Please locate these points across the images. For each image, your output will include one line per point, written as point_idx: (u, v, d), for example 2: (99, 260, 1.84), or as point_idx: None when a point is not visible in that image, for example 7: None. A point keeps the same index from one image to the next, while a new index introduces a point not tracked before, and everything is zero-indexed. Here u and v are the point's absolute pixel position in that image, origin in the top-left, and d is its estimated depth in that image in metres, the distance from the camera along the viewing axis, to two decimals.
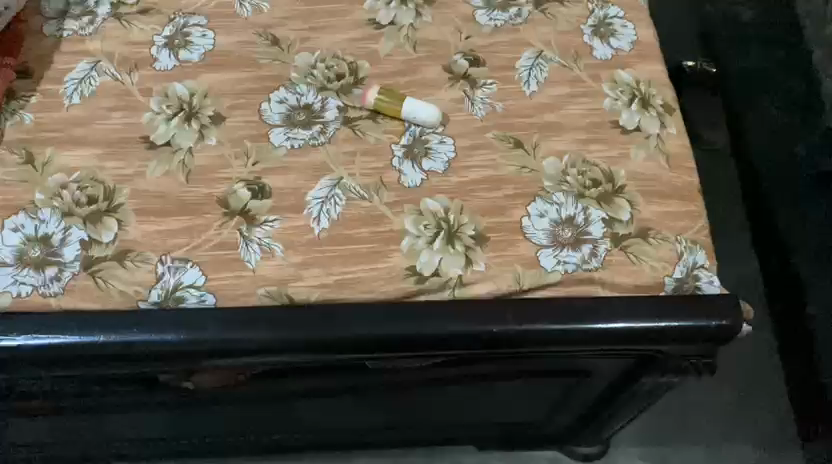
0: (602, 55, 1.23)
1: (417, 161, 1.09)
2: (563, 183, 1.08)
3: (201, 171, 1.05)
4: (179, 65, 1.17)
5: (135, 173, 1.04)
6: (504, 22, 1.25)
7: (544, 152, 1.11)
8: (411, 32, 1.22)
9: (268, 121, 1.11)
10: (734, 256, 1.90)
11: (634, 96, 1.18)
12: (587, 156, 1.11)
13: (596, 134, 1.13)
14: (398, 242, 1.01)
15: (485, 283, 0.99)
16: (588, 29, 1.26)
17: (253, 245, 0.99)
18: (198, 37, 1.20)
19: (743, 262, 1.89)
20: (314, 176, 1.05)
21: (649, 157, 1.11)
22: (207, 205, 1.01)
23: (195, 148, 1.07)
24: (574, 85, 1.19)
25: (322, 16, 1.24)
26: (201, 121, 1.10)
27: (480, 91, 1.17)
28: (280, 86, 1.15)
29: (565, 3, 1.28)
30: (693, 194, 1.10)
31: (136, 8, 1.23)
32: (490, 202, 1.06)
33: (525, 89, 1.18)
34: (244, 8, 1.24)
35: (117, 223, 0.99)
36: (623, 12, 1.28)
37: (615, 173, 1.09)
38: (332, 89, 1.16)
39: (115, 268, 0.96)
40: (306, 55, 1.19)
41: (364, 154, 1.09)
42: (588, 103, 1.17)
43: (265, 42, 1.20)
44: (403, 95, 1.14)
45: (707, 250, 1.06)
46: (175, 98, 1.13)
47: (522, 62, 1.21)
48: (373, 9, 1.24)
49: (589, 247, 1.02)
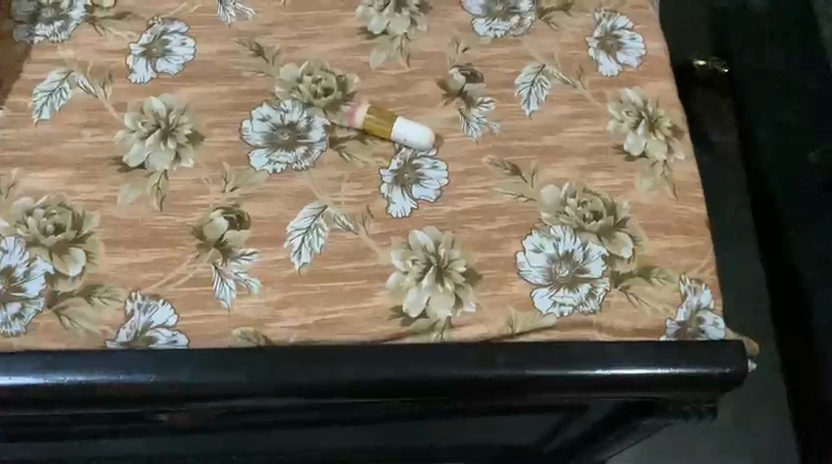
0: (608, 71, 1.15)
1: (406, 188, 1.03)
2: (562, 215, 1.01)
3: (175, 197, 0.98)
4: (156, 77, 1.09)
5: (105, 198, 0.98)
6: (504, 32, 1.18)
7: (543, 180, 1.04)
8: (404, 43, 1.15)
9: (250, 141, 1.04)
10: (735, 260, 1.83)
11: (640, 118, 1.11)
12: (588, 185, 1.04)
13: (599, 161, 1.06)
14: (384, 279, 0.95)
15: (475, 326, 0.93)
16: (593, 42, 1.18)
17: (229, 281, 0.93)
18: (177, 46, 1.13)
19: (744, 269, 1.82)
20: (297, 204, 0.99)
21: (655, 186, 1.04)
22: (181, 235, 0.95)
23: (171, 171, 1.01)
24: (577, 105, 1.11)
25: (310, 23, 1.16)
26: (178, 141, 1.04)
27: (476, 110, 1.10)
28: (263, 102, 1.08)
29: (570, 12, 1.20)
30: (701, 228, 1.04)
31: (112, 12, 1.15)
32: (483, 235, 0.99)
33: (525, 108, 1.11)
34: (227, 14, 1.16)
35: (85, 255, 0.93)
36: (631, 23, 1.21)
37: (617, 204, 1.03)
38: (318, 106, 1.09)
39: (81, 305, 0.91)
40: (292, 66, 1.12)
41: (351, 179, 1.02)
42: (591, 125, 1.09)
43: (248, 51, 1.13)
44: (394, 115, 1.07)
45: (713, 289, 1.00)
46: (150, 114, 1.06)
47: (522, 78, 1.14)
48: (364, 17, 1.17)
49: (587, 288, 0.96)
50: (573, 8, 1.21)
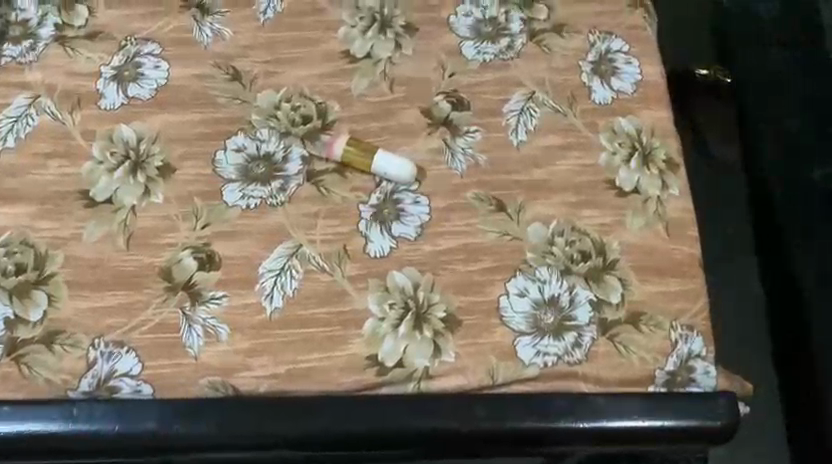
0: (601, 98, 1.10)
1: (386, 225, 0.98)
2: (549, 255, 0.97)
3: (143, 235, 0.94)
4: (127, 103, 1.04)
5: (69, 236, 0.93)
6: (492, 56, 1.13)
7: (529, 217, 0.99)
8: (387, 68, 1.10)
9: (223, 174, 0.99)
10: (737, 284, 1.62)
11: (633, 150, 1.06)
12: (577, 222, 0.99)
13: (589, 196, 1.01)
14: (359, 326, 0.90)
15: (454, 376, 0.89)
16: (587, 66, 1.12)
17: (197, 327, 0.89)
18: (150, 68, 1.07)
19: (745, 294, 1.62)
20: (270, 243, 0.95)
21: (646, 225, 1.00)
22: (148, 278, 0.91)
23: (139, 206, 0.96)
24: (567, 135, 1.06)
25: (290, 45, 1.11)
26: (147, 173, 0.99)
27: (461, 140, 1.06)
28: (238, 130, 1.03)
29: (563, 34, 1.15)
30: (694, 270, 0.99)
31: (83, 32, 1.10)
32: (464, 277, 0.94)
33: (512, 138, 1.06)
34: (203, 34, 1.11)
35: (46, 298, 0.89)
36: (627, 45, 1.15)
37: (607, 244, 0.98)
38: (296, 135, 1.04)
39: (41, 352, 0.87)
40: (271, 92, 1.07)
41: (327, 216, 0.98)
42: (582, 158, 1.04)
43: (224, 75, 1.08)
44: (374, 147, 1.03)
45: (705, 336, 0.95)
46: (120, 144, 1.01)
47: (511, 105, 1.09)
48: (347, 39, 1.12)
49: (573, 336, 0.92)
50: (566, 30, 1.15)
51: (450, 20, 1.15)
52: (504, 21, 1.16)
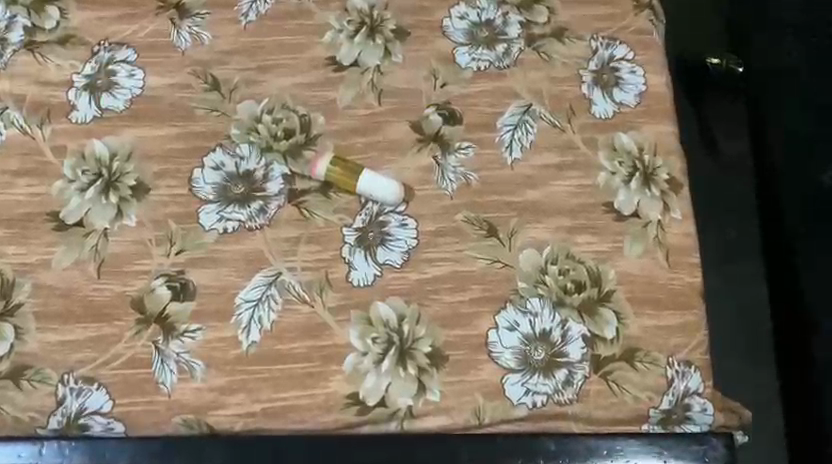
0: (602, 111, 1.03)
1: (370, 251, 0.93)
2: (541, 285, 0.92)
3: (114, 262, 0.90)
4: (100, 115, 0.99)
5: (38, 262, 0.89)
6: (488, 64, 1.06)
7: (522, 243, 0.94)
8: (375, 77, 1.03)
9: (200, 194, 0.94)
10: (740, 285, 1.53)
11: (634, 169, 1.00)
12: (572, 249, 0.94)
13: (585, 221, 0.96)
14: (340, 361, 0.86)
15: (438, 416, 0.85)
16: (587, 75, 1.06)
17: (170, 362, 0.85)
18: (125, 77, 1.02)
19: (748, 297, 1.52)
20: (248, 271, 0.90)
21: (645, 252, 0.95)
22: (119, 308, 0.87)
23: (111, 230, 0.92)
24: (564, 152, 1.01)
25: (273, 51, 1.05)
26: (120, 193, 0.94)
27: (452, 157, 1.00)
28: (217, 146, 0.98)
29: (563, 40, 1.08)
30: (694, 300, 0.94)
31: (54, 36, 1.04)
32: (451, 308, 0.90)
33: (507, 155, 1.00)
34: (180, 39, 1.05)
35: (13, 330, 0.85)
36: (631, 52, 1.08)
37: (603, 273, 0.93)
38: (278, 150, 0.99)
39: (8, 389, 0.83)
40: (251, 103, 1.01)
41: (309, 241, 0.93)
42: (579, 178, 0.99)
43: (203, 85, 1.02)
44: (359, 165, 0.97)
45: (703, 371, 0.91)
46: (92, 161, 0.96)
47: (505, 118, 1.03)
48: (333, 44, 1.05)
49: (564, 374, 0.87)
50: (567, 36, 1.09)
51: (444, 23, 1.09)
52: (500, 25, 1.09)
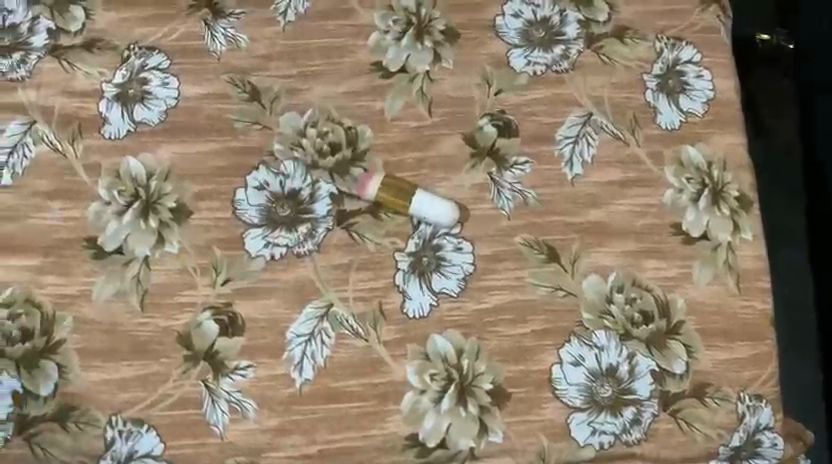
0: (668, 122, 0.97)
1: (425, 278, 0.88)
2: (607, 316, 0.87)
3: (157, 293, 0.85)
4: (134, 129, 0.93)
5: (78, 294, 0.85)
6: (545, 68, 0.99)
7: (584, 269, 0.89)
8: (425, 84, 0.96)
9: (244, 217, 0.89)
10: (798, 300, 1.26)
11: (703, 186, 0.94)
12: (638, 276, 0.89)
13: (651, 244, 0.91)
14: (397, 400, 0.83)
15: (500, 458, 0.82)
16: (651, 80, 0.99)
17: (222, 402, 0.81)
18: (158, 86, 0.95)
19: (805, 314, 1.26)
20: (298, 302, 0.86)
21: (715, 279, 0.90)
22: (166, 345, 0.83)
23: (153, 258, 0.87)
24: (628, 168, 0.94)
25: (314, 55, 0.98)
26: (160, 217, 0.89)
27: (509, 173, 0.94)
28: (260, 163, 0.92)
29: (625, 41, 1.01)
30: (765, 328, 0.89)
31: (81, 40, 0.97)
32: (513, 342, 0.85)
33: (567, 171, 0.94)
34: (215, 42, 0.98)
35: (57, 369, 0.82)
36: (698, 54, 1.01)
37: (671, 302, 0.88)
38: (324, 167, 0.93)
39: (54, 431, 0.80)
40: (294, 115, 0.95)
41: (360, 269, 0.88)
42: (644, 196, 0.93)
43: (241, 94, 0.95)
44: (412, 185, 0.92)
45: (774, 405, 0.87)
46: (128, 180, 0.91)
47: (565, 130, 0.96)
48: (379, 48, 0.98)
49: (632, 412, 0.84)
50: (629, 35, 1.01)
51: (497, 21, 1.01)
52: (558, 24, 1.01)
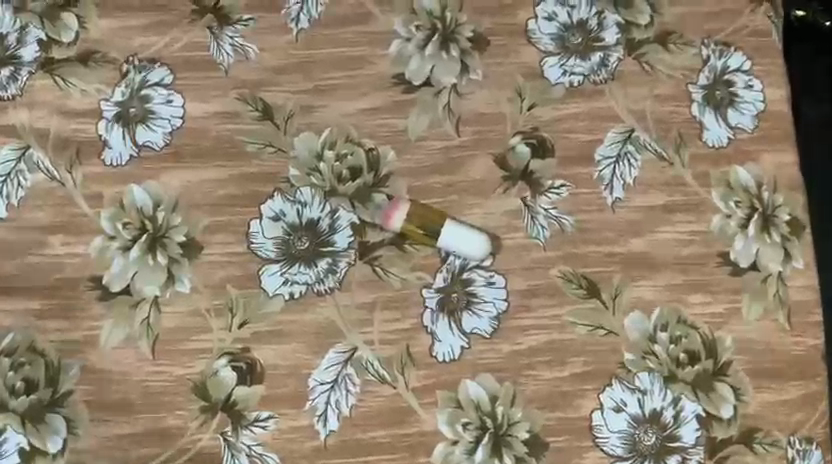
0: (716, 138, 0.89)
1: (456, 317, 0.82)
2: (651, 357, 0.82)
3: (169, 339, 0.79)
4: (137, 154, 0.85)
5: (84, 340, 0.79)
6: (581, 79, 0.91)
7: (626, 305, 0.84)
8: (452, 100, 0.89)
9: (260, 252, 0.83)
10: None
11: (752, 211, 0.87)
12: (683, 312, 0.84)
13: (696, 277, 0.85)
14: (428, 451, 0.78)
15: None
16: (697, 91, 0.91)
17: (241, 456, 0.77)
18: (161, 104, 0.87)
19: None
20: (320, 346, 0.80)
21: (764, 314, 0.84)
22: (187, 396, 0.78)
23: (162, 298, 0.81)
24: (672, 191, 0.87)
25: (330, 67, 0.89)
26: (169, 252, 0.82)
27: (544, 198, 0.87)
28: (275, 191, 0.85)
29: (668, 47, 0.92)
30: (817, 366, 0.84)
31: (75, 52, 0.89)
32: (550, 387, 0.80)
33: (606, 195, 0.87)
34: (222, 53, 0.89)
35: (64, 422, 0.77)
36: (748, 61, 0.92)
37: (718, 341, 0.83)
38: (344, 194, 0.86)
39: None
40: (310, 136, 0.87)
41: (386, 309, 0.82)
42: (689, 222, 0.86)
43: (252, 113, 0.88)
44: (440, 213, 0.85)
45: (825, 447, 0.82)
46: (133, 211, 0.84)
47: (604, 149, 0.88)
48: (401, 58, 0.90)
49: (677, 461, 0.80)
50: (673, 41, 0.92)
51: (529, 26, 0.92)
52: (595, 28, 0.93)
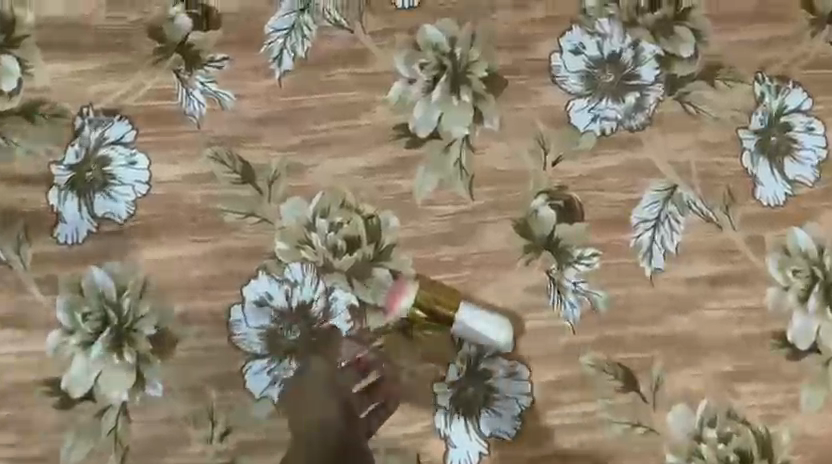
0: (770, 195, 0.77)
1: (473, 417, 0.72)
2: (696, 458, 0.72)
3: (142, 452, 0.69)
4: (96, 229, 0.73)
5: (44, 455, 0.69)
6: (616, 124, 0.77)
7: (668, 397, 0.73)
8: (464, 155, 0.76)
9: (243, 345, 0.71)
10: None
11: (814, 281, 0.75)
12: (734, 404, 0.73)
13: (748, 363, 0.74)
14: None
15: None
16: (749, 137, 0.78)
17: None
18: (122, 167, 0.73)
19: None
20: None
21: (826, 403, 0.73)
22: (325, 412, 0.64)
23: (132, 404, 0.70)
24: (720, 259, 0.75)
25: (321, 116, 0.76)
26: (138, 348, 0.71)
27: (572, 270, 0.75)
28: (259, 270, 0.73)
29: (717, 84, 0.79)
30: None
31: (17, 103, 0.74)
32: None
33: (645, 265, 0.75)
34: (192, 102, 0.75)
35: None
36: (810, 99, 0.79)
37: (773, 437, 0.73)
38: (340, 270, 0.74)
39: None
40: (299, 202, 0.74)
41: (393, 410, 0.72)
42: (740, 297, 0.75)
43: (230, 174, 0.74)
44: (453, 295, 0.72)
45: None
46: (94, 299, 0.71)
47: (643, 210, 0.76)
48: (404, 105, 0.76)
49: None
50: (722, 77, 0.79)
51: (553, 62, 0.78)
52: (630, 61, 0.79)
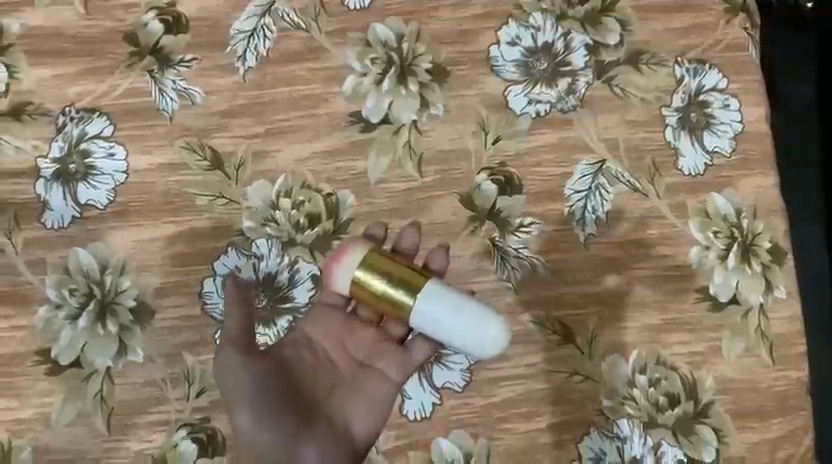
0: (691, 166, 0.85)
1: (426, 371, 0.79)
2: (631, 402, 0.79)
3: (125, 412, 0.76)
4: (79, 214, 0.80)
5: (35, 418, 0.75)
6: (549, 106, 0.86)
7: (603, 348, 0.80)
8: (412, 137, 0.84)
9: (215, 314, 0.78)
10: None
11: (732, 241, 0.84)
12: (663, 353, 0.80)
13: (673, 315, 0.81)
14: None
15: None
16: (671, 114, 0.87)
17: None
18: (102, 158, 0.82)
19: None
20: None
21: (746, 350, 0.81)
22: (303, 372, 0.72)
23: (116, 370, 0.77)
24: (648, 224, 0.84)
25: (282, 107, 0.84)
26: (120, 320, 0.78)
27: (513, 238, 0.83)
28: (229, 245, 0.80)
29: (641, 68, 0.88)
30: (800, 400, 0.80)
31: (8, 104, 0.83)
32: (527, 439, 0.78)
33: (580, 231, 0.83)
34: (165, 99, 0.84)
35: None
36: (724, 78, 0.88)
37: (699, 381, 0.80)
38: (302, 244, 0.81)
39: None
40: (265, 184, 0.82)
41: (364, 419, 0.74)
42: (667, 257, 0.83)
43: (201, 162, 0.82)
44: (420, 275, 0.71)
45: None
46: (80, 277, 0.79)
47: (576, 182, 0.84)
48: (358, 94, 0.85)
49: None
50: (645, 62, 0.88)
51: (491, 52, 0.87)
52: (561, 51, 0.88)
